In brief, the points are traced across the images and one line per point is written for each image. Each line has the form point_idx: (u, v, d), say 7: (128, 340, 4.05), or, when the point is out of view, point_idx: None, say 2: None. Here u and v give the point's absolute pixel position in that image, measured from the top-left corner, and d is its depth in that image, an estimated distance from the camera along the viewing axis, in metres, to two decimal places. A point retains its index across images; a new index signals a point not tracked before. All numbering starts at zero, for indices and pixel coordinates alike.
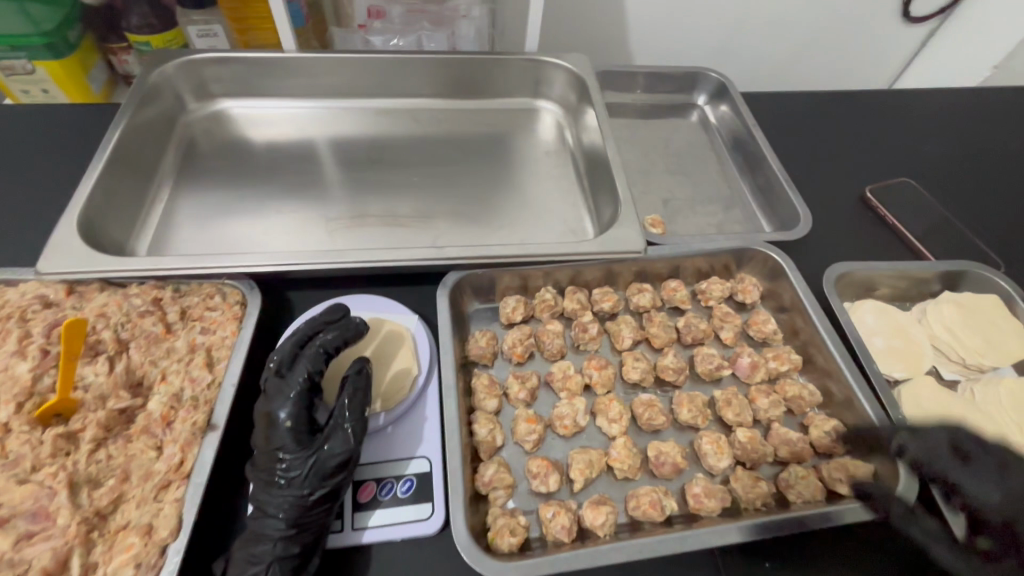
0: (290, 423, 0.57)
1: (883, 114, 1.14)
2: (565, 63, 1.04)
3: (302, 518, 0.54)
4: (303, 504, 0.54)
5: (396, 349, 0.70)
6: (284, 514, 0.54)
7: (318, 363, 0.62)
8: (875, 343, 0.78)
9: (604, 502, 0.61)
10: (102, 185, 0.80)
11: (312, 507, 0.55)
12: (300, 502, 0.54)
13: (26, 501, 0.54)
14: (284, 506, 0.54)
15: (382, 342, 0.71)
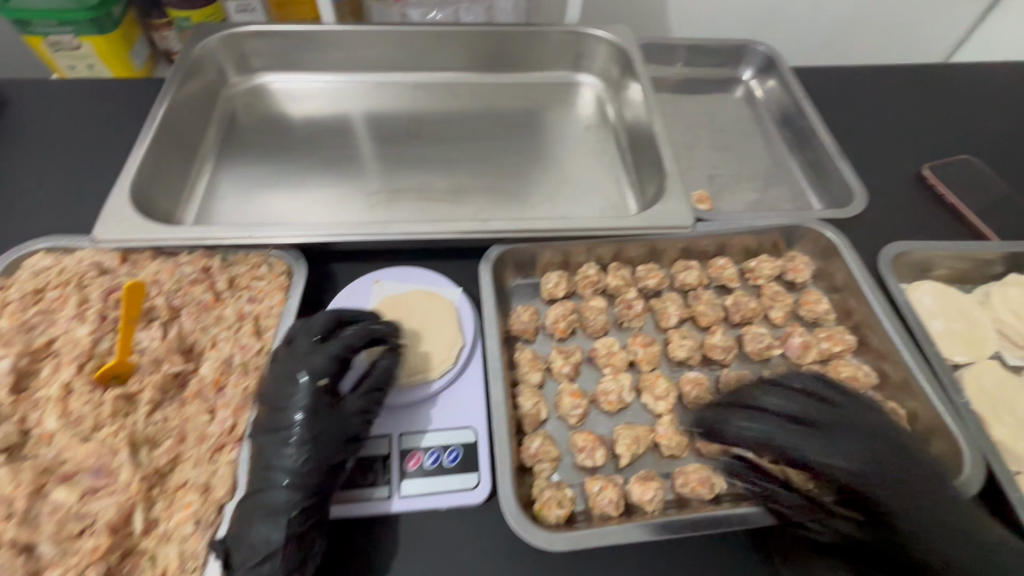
0: (311, 393, 0.57)
1: (941, 89, 1.08)
2: (607, 35, 1.01)
3: (319, 487, 0.54)
4: (315, 479, 0.54)
5: (439, 321, 0.70)
6: (293, 489, 0.53)
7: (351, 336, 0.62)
8: (934, 325, 0.74)
9: (652, 478, 0.60)
10: (150, 156, 0.81)
11: (323, 484, 0.54)
12: (310, 477, 0.54)
13: (89, 458, 0.55)
14: (292, 480, 0.53)
15: (423, 313, 0.70)
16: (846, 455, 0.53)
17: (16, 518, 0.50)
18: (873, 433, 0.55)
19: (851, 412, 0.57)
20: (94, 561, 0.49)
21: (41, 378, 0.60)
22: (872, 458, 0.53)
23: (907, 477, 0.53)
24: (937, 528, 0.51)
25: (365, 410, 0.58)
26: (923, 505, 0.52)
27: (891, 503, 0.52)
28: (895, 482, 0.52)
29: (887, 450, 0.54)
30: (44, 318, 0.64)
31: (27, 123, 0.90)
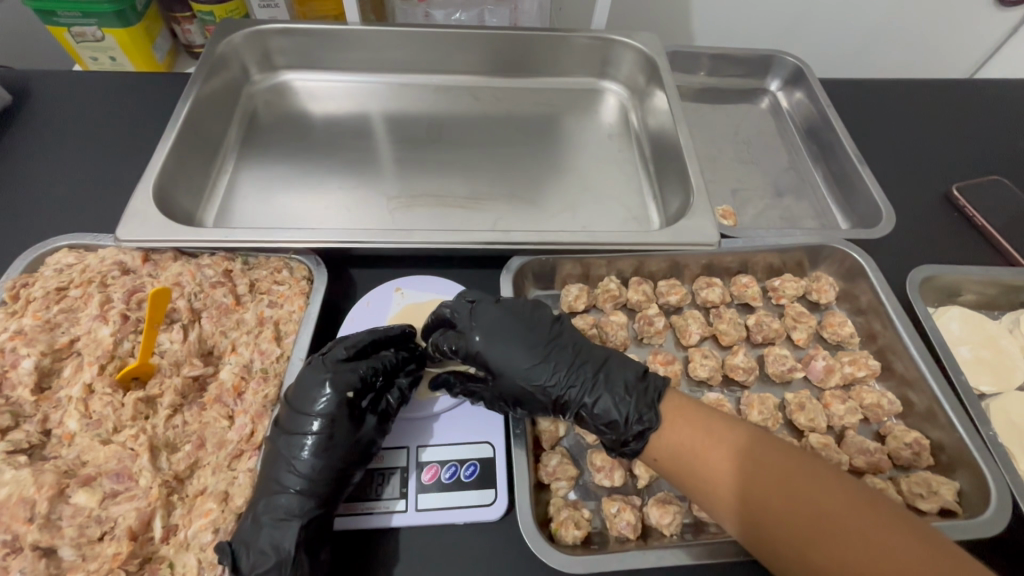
0: (335, 402, 0.57)
1: (973, 106, 1.05)
2: (634, 43, 1.00)
3: (329, 497, 0.55)
4: (329, 491, 0.54)
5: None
6: (303, 499, 0.53)
7: (384, 355, 0.62)
8: (961, 353, 0.73)
9: (670, 501, 0.60)
10: (172, 155, 0.81)
11: (337, 497, 0.55)
12: (324, 488, 0.54)
13: (110, 461, 0.55)
14: (306, 491, 0.54)
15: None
16: (475, 331, 0.63)
17: (38, 521, 0.50)
18: (532, 334, 0.63)
19: (484, 307, 0.65)
20: (114, 567, 0.49)
21: (63, 378, 0.61)
22: (525, 353, 0.62)
23: (562, 359, 0.62)
24: (619, 400, 0.59)
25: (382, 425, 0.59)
26: (568, 374, 0.61)
27: (578, 384, 0.60)
28: (560, 367, 0.61)
29: (524, 343, 0.63)
30: (67, 317, 0.64)
31: (50, 115, 0.90)
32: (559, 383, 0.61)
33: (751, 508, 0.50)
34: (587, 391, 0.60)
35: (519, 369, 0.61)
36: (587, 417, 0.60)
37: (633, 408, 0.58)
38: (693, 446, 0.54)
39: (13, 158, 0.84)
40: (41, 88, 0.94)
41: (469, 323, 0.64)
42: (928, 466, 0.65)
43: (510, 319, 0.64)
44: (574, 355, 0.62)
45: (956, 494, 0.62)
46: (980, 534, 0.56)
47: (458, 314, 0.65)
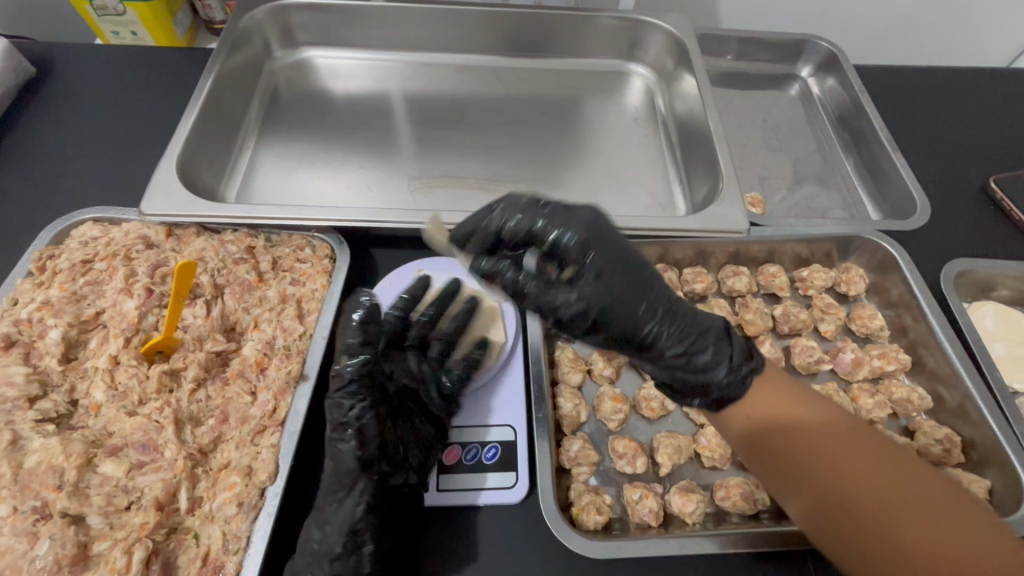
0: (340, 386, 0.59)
1: (1012, 96, 1.02)
2: (663, 24, 0.98)
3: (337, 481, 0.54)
4: (349, 463, 0.54)
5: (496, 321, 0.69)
6: (329, 479, 0.54)
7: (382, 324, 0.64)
8: (994, 350, 0.71)
9: (693, 490, 0.59)
10: (195, 130, 0.80)
11: (360, 457, 0.54)
12: (343, 462, 0.54)
13: (136, 432, 0.56)
14: (331, 470, 0.55)
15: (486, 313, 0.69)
16: (573, 235, 0.51)
17: (67, 489, 0.51)
18: (631, 258, 0.53)
19: (581, 209, 0.53)
20: (141, 537, 0.50)
21: (90, 350, 0.61)
22: (616, 277, 0.51)
23: (656, 296, 0.52)
24: (715, 355, 0.53)
25: (364, 374, 0.57)
26: (660, 313, 0.52)
27: (671, 324, 0.53)
28: (653, 304, 0.52)
29: (620, 264, 0.52)
30: (93, 289, 0.64)
31: (73, 88, 0.90)
32: (646, 317, 0.52)
33: (802, 470, 0.49)
34: (682, 334, 0.53)
35: (601, 291, 0.51)
36: (662, 358, 0.53)
37: (732, 367, 0.52)
38: (758, 404, 0.52)
39: (36, 130, 0.84)
40: (63, 60, 0.93)
41: (568, 223, 0.51)
42: (959, 463, 0.64)
43: (609, 236, 0.53)
44: (665, 288, 0.54)
45: (986, 492, 0.60)
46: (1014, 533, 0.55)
47: (552, 205, 0.52)
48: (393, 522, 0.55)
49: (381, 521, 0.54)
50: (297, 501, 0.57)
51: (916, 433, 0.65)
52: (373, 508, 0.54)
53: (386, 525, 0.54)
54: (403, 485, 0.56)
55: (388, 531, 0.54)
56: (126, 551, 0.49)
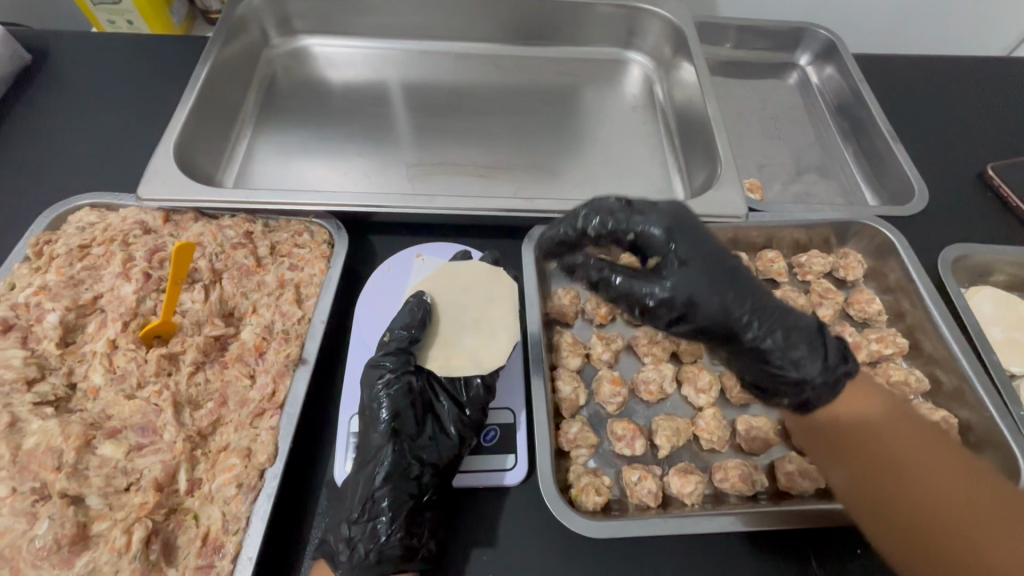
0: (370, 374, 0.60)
1: (1010, 84, 1.02)
2: (661, 11, 0.97)
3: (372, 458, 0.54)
4: (377, 432, 0.55)
5: (496, 299, 0.66)
6: (360, 449, 0.56)
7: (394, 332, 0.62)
8: (991, 333, 0.72)
9: (692, 472, 0.59)
10: (192, 117, 0.80)
11: (389, 427, 0.55)
12: (373, 431, 0.55)
13: (135, 415, 0.56)
14: (362, 440, 0.56)
15: (484, 292, 0.66)
16: (654, 222, 0.52)
17: (66, 470, 0.51)
18: (711, 250, 0.52)
19: (652, 209, 0.53)
20: (140, 517, 0.50)
21: (88, 334, 0.61)
22: (699, 268, 0.50)
23: (741, 290, 0.51)
24: (810, 362, 0.52)
25: (400, 351, 0.60)
26: (747, 304, 0.51)
27: (763, 320, 0.51)
28: (737, 293, 0.51)
29: (705, 254, 0.51)
30: (91, 274, 0.64)
31: (69, 76, 0.89)
32: (735, 309, 0.50)
33: (849, 450, 0.55)
34: (774, 331, 0.51)
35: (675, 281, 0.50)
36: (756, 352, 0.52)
37: (823, 373, 0.52)
38: (845, 412, 0.56)
39: (33, 117, 0.84)
40: (58, 48, 0.93)
41: (647, 216, 0.52)
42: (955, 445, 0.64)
43: (691, 229, 0.52)
44: (751, 280, 0.52)
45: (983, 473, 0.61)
46: None
47: (635, 200, 0.54)
48: (413, 497, 0.53)
49: (399, 493, 0.53)
50: (295, 484, 0.57)
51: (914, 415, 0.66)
52: (393, 477, 0.53)
53: (406, 498, 0.53)
54: (425, 461, 0.55)
55: (406, 504, 0.53)
56: (126, 531, 0.49)
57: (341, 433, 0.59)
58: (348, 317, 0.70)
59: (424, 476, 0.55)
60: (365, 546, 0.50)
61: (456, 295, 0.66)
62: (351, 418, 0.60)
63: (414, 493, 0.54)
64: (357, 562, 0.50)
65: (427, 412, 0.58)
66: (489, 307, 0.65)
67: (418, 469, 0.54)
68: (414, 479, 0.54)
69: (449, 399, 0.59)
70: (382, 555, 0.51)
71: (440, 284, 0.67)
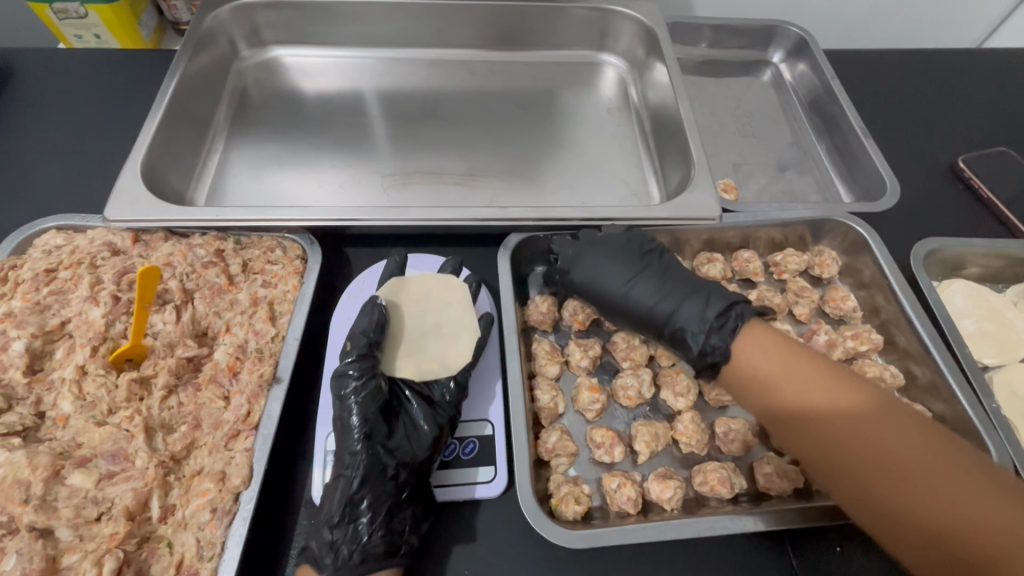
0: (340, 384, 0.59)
1: (980, 77, 1.03)
2: (633, 13, 0.97)
3: (348, 462, 0.55)
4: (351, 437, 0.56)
5: (453, 303, 0.67)
6: (337, 456, 0.56)
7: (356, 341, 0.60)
8: (964, 326, 0.73)
9: (671, 476, 0.59)
10: (160, 133, 0.79)
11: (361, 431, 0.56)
12: (347, 437, 0.56)
13: (105, 442, 0.55)
14: (339, 447, 0.57)
15: (443, 300, 0.67)
16: (589, 236, 0.71)
17: (34, 502, 0.50)
18: (641, 250, 0.69)
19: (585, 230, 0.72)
20: (111, 548, 0.49)
21: (56, 360, 0.60)
22: (625, 264, 0.68)
23: (661, 277, 0.67)
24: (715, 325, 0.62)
25: (365, 357, 0.60)
26: (665, 287, 0.67)
27: (671, 310, 0.66)
28: (658, 279, 0.67)
29: (626, 263, 0.68)
30: (57, 299, 0.63)
31: (34, 94, 0.88)
32: (655, 296, 0.67)
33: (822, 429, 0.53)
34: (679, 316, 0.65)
35: (607, 274, 0.67)
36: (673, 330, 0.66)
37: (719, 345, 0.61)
38: (788, 386, 0.56)
39: None
40: (20, 66, 0.91)
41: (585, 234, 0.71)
42: None
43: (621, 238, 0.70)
44: (668, 276, 0.67)
45: None
46: None
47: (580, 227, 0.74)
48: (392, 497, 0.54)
49: (376, 493, 0.54)
50: (273, 504, 0.57)
51: None
52: (370, 479, 0.54)
53: (384, 497, 0.54)
54: (402, 462, 0.56)
55: (384, 504, 0.53)
56: (96, 563, 0.48)
57: (319, 452, 0.59)
58: (323, 333, 0.69)
59: (401, 475, 0.55)
60: (349, 548, 0.51)
61: (414, 305, 0.66)
62: (329, 435, 0.60)
63: (392, 493, 0.54)
64: (340, 564, 0.50)
65: (400, 415, 0.59)
66: (449, 310, 0.66)
67: (394, 469, 0.55)
68: (391, 479, 0.55)
69: (423, 399, 0.60)
70: (365, 556, 0.51)
71: (393, 296, 0.67)
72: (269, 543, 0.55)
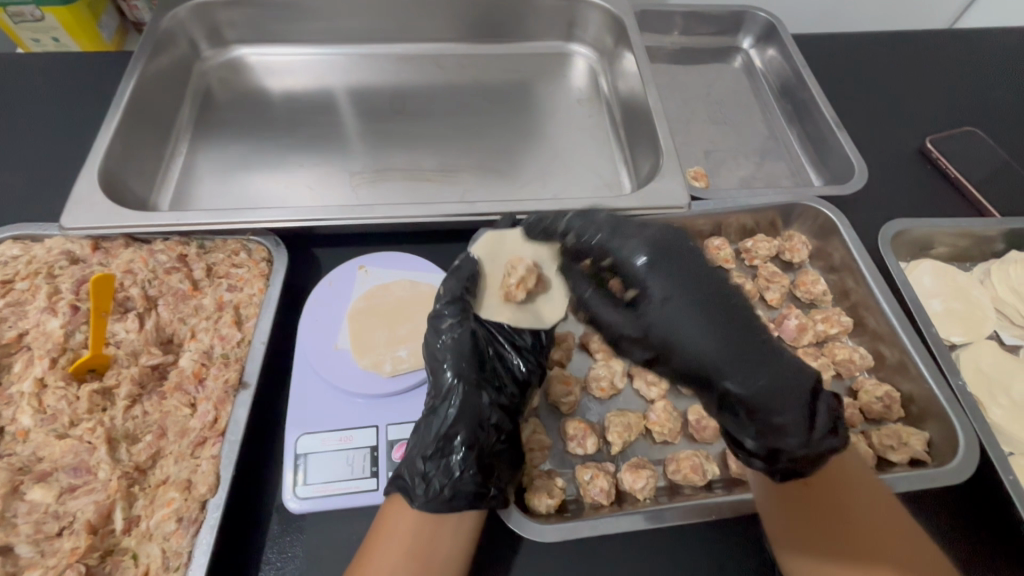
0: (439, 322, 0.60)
1: (947, 57, 1.04)
2: (600, 2, 0.96)
3: (444, 400, 0.57)
4: (447, 374, 0.58)
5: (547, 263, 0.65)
6: (433, 393, 0.59)
7: (456, 282, 0.63)
8: (932, 306, 0.74)
9: (644, 466, 0.59)
10: (118, 138, 0.77)
11: (457, 370, 0.58)
12: (441, 375, 0.58)
13: (67, 455, 0.54)
14: (434, 385, 0.59)
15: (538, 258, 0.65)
16: (631, 249, 0.53)
17: None
18: (710, 285, 0.52)
19: (650, 230, 0.54)
20: (72, 562, 0.48)
21: (13, 373, 0.58)
22: (697, 304, 0.51)
23: (728, 316, 0.51)
24: (790, 404, 0.50)
25: (457, 299, 0.61)
26: (735, 337, 0.50)
27: (758, 383, 0.50)
28: (723, 317, 0.50)
29: (706, 308, 0.50)
30: (14, 311, 0.62)
31: None
32: (738, 356, 0.50)
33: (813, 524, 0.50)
34: (762, 391, 0.50)
35: (686, 316, 0.50)
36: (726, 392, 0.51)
37: (801, 444, 0.50)
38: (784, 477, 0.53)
39: None
40: None
41: (627, 242, 0.53)
42: (899, 419, 0.66)
43: (679, 254, 0.53)
44: (755, 336, 0.51)
45: (926, 444, 0.62)
46: (948, 483, 0.56)
47: (615, 224, 0.55)
48: (486, 437, 0.56)
49: (473, 431, 0.55)
50: (242, 511, 0.56)
51: (859, 392, 0.67)
52: (467, 416, 0.56)
53: (479, 437, 0.55)
54: (496, 404, 0.58)
55: (479, 444, 0.55)
56: None
57: (289, 455, 0.58)
58: (291, 336, 0.68)
59: (495, 418, 0.57)
60: (440, 481, 0.53)
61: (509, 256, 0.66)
62: (297, 439, 0.58)
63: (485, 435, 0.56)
64: (432, 496, 0.52)
65: (492, 359, 0.61)
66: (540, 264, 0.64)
67: (490, 412, 0.57)
68: (486, 420, 0.56)
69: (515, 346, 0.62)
70: (456, 491, 0.52)
71: (491, 247, 0.66)
72: (238, 550, 0.54)
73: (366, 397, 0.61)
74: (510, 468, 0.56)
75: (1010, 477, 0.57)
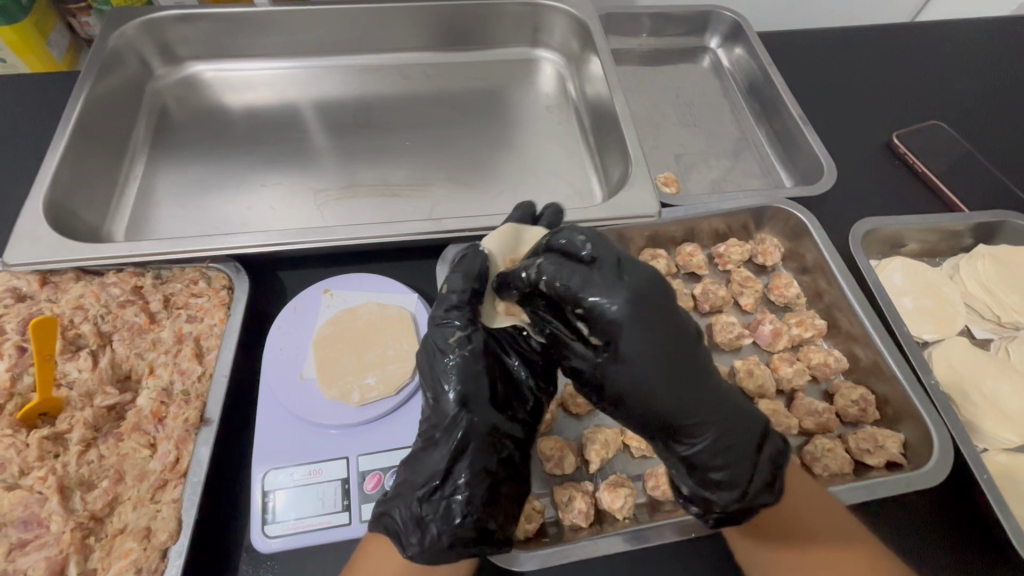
0: (446, 339, 0.54)
1: (912, 51, 1.04)
2: (564, 7, 0.95)
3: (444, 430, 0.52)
4: (449, 399, 0.52)
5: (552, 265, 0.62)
6: (434, 419, 0.53)
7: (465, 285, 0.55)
8: (904, 304, 0.74)
9: (622, 484, 0.58)
10: (65, 166, 0.73)
11: (461, 396, 0.52)
12: (444, 401, 0.52)
13: (16, 507, 0.51)
14: (435, 411, 0.53)
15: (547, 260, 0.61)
16: (609, 300, 0.46)
17: None
18: (676, 341, 0.47)
19: (625, 276, 0.46)
20: None
21: None
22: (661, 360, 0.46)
23: (688, 373, 0.48)
24: (737, 462, 0.49)
25: (463, 304, 0.55)
26: (699, 398, 0.48)
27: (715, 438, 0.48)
28: (682, 377, 0.47)
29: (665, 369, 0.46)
30: None
31: None
32: (687, 415, 0.47)
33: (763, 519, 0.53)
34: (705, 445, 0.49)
35: (645, 373, 0.46)
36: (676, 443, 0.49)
37: (735, 500, 0.50)
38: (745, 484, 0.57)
39: None
40: None
41: (609, 289, 0.46)
42: (875, 421, 0.66)
43: (655, 313, 0.47)
44: (712, 392, 0.48)
45: (901, 446, 0.62)
46: (923, 485, 0.56)
47: (598, 266, 0.47)
48: (493, 472, 0.52)
49: (476, 469, 0.51)
50: (208, 554, 0.54)
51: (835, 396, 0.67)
52: (472, 450, 0.51)
53: (483, 474, 0.51)
54: (505, 433, 0.53)
55: (484, 483, 0.51)
56: None
57: (256, 492, 0.55)
58: (257, 366, 0.66)
59: (504, 450, 0.53)
60: (438, 527, 0.49)
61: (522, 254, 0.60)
62: (264, 475, 0.56)
63: (491, 472, 0.52)
64: (427, 544, 0.49)
65: (501, 377, 0.55)
66: None
67: (500, 443, 0.53)
68: (493, 453, 0.52)
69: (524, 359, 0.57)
70: (455, 538, 0.49)
71: (505, 242, 0.59)
72: None
73: (338, 426, 0.59)
74: (514, 502, 0.53)
75: (983, 476, 0.57)
